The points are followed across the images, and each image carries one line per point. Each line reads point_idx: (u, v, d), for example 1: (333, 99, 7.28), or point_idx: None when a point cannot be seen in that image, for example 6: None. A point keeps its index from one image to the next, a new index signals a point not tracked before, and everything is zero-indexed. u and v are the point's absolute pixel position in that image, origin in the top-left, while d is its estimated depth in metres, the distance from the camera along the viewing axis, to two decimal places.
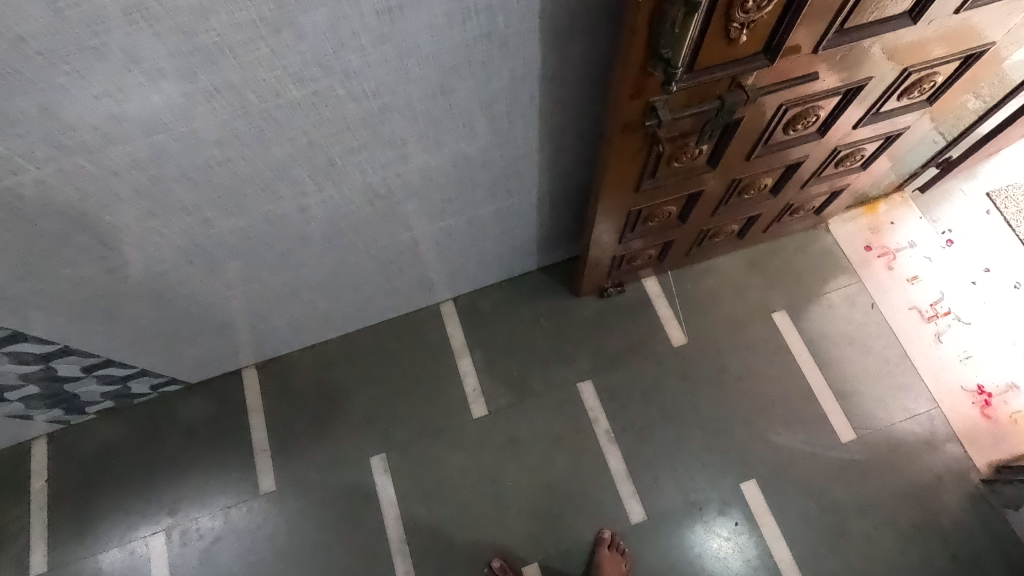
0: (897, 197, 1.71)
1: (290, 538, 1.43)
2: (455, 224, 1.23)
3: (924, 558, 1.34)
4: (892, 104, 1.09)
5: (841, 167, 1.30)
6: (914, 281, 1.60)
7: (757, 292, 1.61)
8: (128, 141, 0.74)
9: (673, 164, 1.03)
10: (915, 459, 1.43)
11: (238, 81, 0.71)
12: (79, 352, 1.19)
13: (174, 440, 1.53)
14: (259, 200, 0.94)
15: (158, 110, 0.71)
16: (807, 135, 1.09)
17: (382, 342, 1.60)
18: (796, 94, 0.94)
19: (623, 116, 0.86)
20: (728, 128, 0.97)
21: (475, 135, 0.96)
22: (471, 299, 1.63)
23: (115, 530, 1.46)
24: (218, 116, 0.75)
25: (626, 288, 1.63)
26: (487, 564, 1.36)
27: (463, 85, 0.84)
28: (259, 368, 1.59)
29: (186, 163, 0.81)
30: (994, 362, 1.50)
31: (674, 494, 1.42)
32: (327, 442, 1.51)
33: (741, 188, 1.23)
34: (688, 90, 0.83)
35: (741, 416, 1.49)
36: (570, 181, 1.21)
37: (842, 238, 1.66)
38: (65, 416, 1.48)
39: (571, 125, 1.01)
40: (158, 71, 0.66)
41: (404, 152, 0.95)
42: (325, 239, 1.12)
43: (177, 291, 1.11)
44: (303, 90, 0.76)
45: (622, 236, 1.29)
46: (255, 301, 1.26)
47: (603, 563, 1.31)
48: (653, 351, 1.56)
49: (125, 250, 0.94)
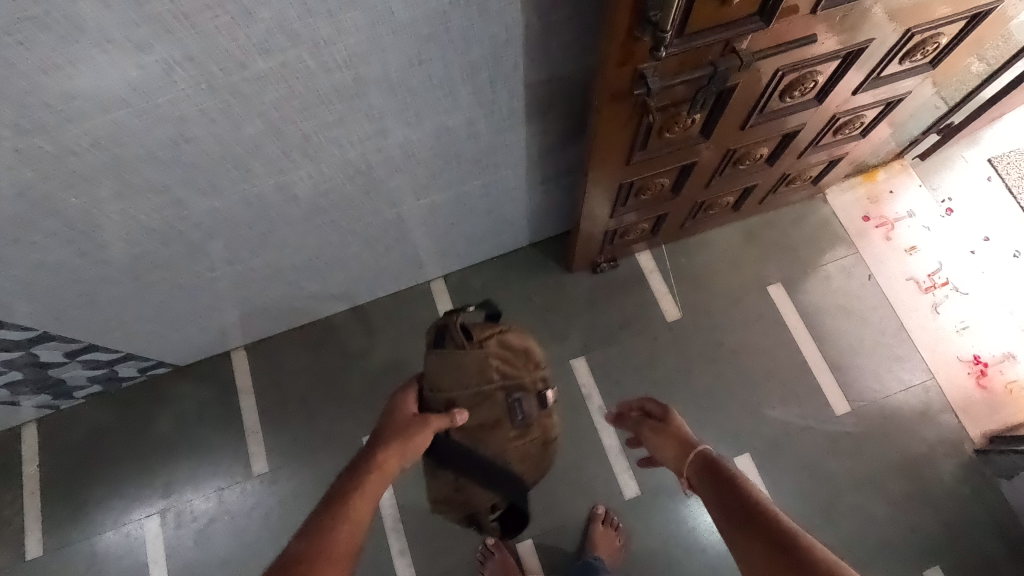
0: (897, 165, 1.67)
1: (284, 518, 1.43)
2: (441, 201, 1.20)
3: (916, 528, 1.35)
4: (894, 67, 1.05)
5: (840, 134, 1.26)
6: (912, 251, 1.57)
7: (753, 265, 1.59)
8: (86, 118, 0.70)
9: (664, 135, 0.99)
10: (909, 430, 1.42)
11: (199, 53, 0.67)
12: (60, 338, 1.16)
13: (165, 423, 1.52)
14: (233, 179, 0.90)
15: (115, 84, 0.67)
16: (805, 102, 1.05)
17: (372, 321, 1.58)
18: (793, 59, 0.89)
19: (611, 85, 0.82)
20: (722, 95, 0.93)
21: (457, 107, 0.92)
22: (462, 276, 1.60)
23: (109, 513, 1.45)
24: (181, 90, 0.71)
25: (619, 262, 1.60)
26: (482, 542, 1.37)
27: (442, 53, 0.79)
28: (248, 350, 1.57)
29: (152, 141, 0.77)
30: (992, 331, 1.49)
31: (668, 468, 1.42)
32: (320, 423, 1.50)
33: (736, 158, 1.19)
34: (679, 56, 0.79)
35: (735, 390, 1.48)
36: (559, 154, 1.17)
37: (839, 208, 1.63)
38: (53, 401, 1.46)
39: (558, 94, 0.96)
40: (110, 42, 0.62)
41: (383, 126, 0.91)
42: (307, 218, 1.09)
43: (156, 274, 1.08)
44: (270, 62, 0.72)
45: (614, 210, 1.26)
46: (239, 283, 1.23)
47: (597, 538, 1.33)
48: (647, 326, 1.54)
49: (97, 233, 0.90)
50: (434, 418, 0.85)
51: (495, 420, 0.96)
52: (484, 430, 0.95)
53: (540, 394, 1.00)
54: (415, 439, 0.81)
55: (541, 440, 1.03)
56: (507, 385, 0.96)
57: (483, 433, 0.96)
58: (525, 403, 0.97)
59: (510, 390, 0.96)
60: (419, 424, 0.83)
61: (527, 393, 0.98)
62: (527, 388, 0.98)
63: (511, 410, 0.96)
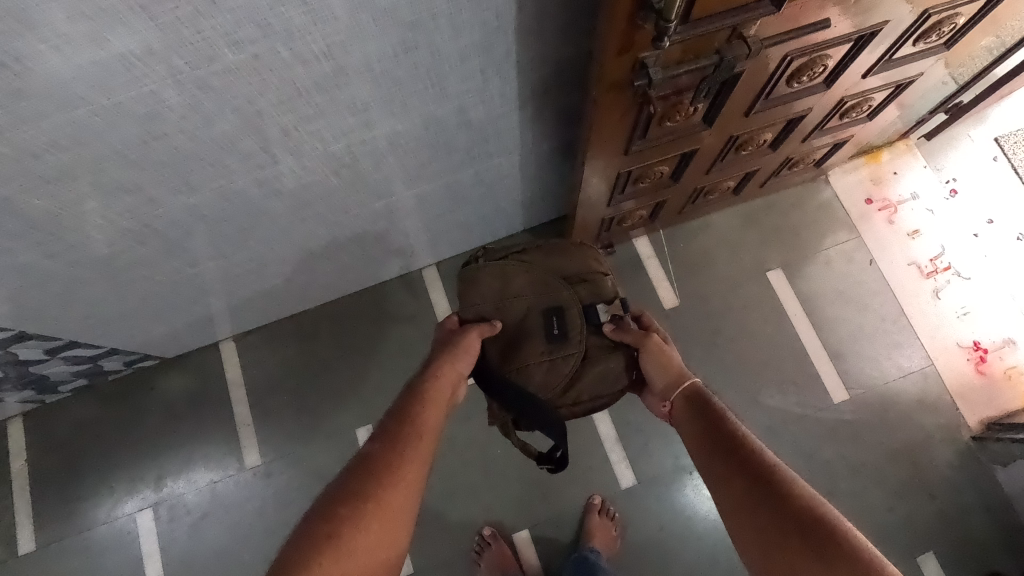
0: (901, 145, 1.62)
1: (278, 511, 1.42)
2: (432, 190, 1.15)
3: (910, 514, 1.35)
4: (907, 49, 0.99)
5: (846, 118, 1.21)
6: (914, 235, 1.54)
7: (752, 250, 1.55)
8: (42, 117, 0.65)
9: (665, 123, 0.94)
10: (907, 417, 1.41)
11: (161, 47, 0.61)
12: (39, 337, 1.11)
13: (155, 416, 1.49)
14: (209, 175, 0.85)
15: (71, 81, 0.62)
16: (812, 87, 1.00)
17: (363, 311, 1.54)
18: (803, 43, 0.84)
19: (610, 75, 0.77)
20: (726, 83, 0.88)
21: (446, 96, 0.86)
22: (455, 263, 1.56)
23: (101, 507, 1.44)
24: (145, 85, 0.65)
25: (616, 248, 1.56)
26: (478, 533, 1.37)
27: (428, 42, 0.74)
28: (237, 341, 1.53)
29: (117, 138, 0.72)
30: (992, 317, 1.47)
31: (665, 458, 1.41)
32: (311, 415, 1.48)
33: (738, 144, 1.14)
34: (683, 43, 0.73)
35: (733, 379, 1.46)
36: (555, 142, 1.12)
37: (842, 190, 1.59)
38: (38, 397, 1.43)
39: (553, 80, 0.91)
40: (61, 37, 0.56)
41: (367, 117, 0.85)
42: (291, 212, 1.04)
43: (135, 272, 1.03)
44: (240, 54, 0.66)
45: (611, 198, 1.21)
46: (223, 278, 1.18)
47: (593, 529, 1.32)
48: (644, 314, 1.51)
49: (67, 234, 0.86)
50: (474, 326, 0.87)
51: (525, 331, 0.89)
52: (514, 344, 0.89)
53: (587, 310, 0.90)
54: (460, 343, 0.85)
55: (580, 363, 0.88)
56: (542, 301, 0.90)
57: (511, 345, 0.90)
58: (563, 319, 0.89)
59: (547, 307, 0.90)
60: (460, 334, 0.87)
61: (564, 310, 0.89)
62: (565, 304, 0.90)
63: (546, 325, 0.89)
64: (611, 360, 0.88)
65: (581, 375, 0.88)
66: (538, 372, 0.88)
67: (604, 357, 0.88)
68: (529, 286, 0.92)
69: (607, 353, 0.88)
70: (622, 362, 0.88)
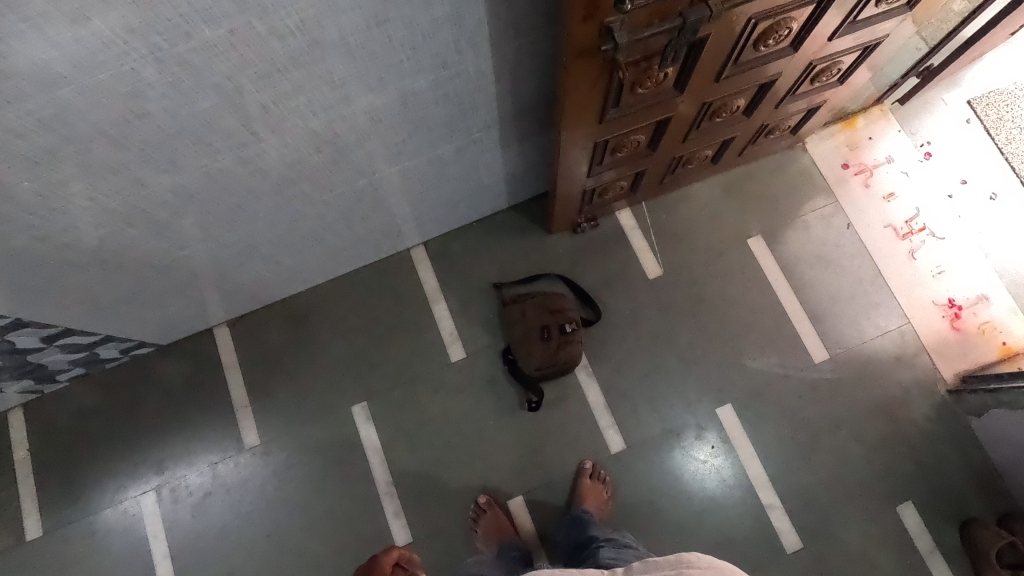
0: (876, 110, 1.65)
1: (279, 488, 1.46)
2: (414, 167, 1.17)
3: (889, 466, 1.40)
4: (870, 10, 1.02)
5: (817, 82, 1.24)
6: (890, 197, 1.58)
7: (733, 218, 1.58)
8: (26, 96, 0.67)
9: (637, 90, 0.97)
10: (884, 374, 1.46)
11: (139, 24, 0.64)
12: (35, 324, 1.13)
13: (153, 401, 1.52)
14: (194, 154, 0.87)
15: (54, 60, 0.64)
16: (779, 50, 1.03)
17: (354, 291, 1.57)
18: (766, 6, 0.87)
19: (578, 41, 0.80)
20: (693, 47, 0.91)
21: (421, 69, 0.89)
22: (441, 242, 1.59)
23: (105, 492, 1.47)
24: (125, 63, 0.68)
25: (599, 222, 1.59)
26: (475, 501, 1.41)
27: (400, 14, 0.76)
28: (231, 326, 1.56)
29: (101, 118, 0.74)
30: (967, 275, 1.51)
31: (652, 421, 1.45)
32: (307, 394, 1.51)
33: (712, 111, 1.17)
34: (646, 7, 0.76)
35: (717, 343, 1.50)
36: (532, 115, 1.14)
37: (818, 157, 1.62)
38: (36, 387, 1.45)
39: (527, 51, 0.93)
40: (41, 16, 0.58)
41: (346, 93, 0.88)
42: (276, 191, 1.06)
43: (127, 255, 1.06)
44: (217, 30, 0.68)
45: (590, 169, 1.24)
46: (214, 260, 1.21)
47: (586, 492, 1.37)
48: (630, 284, 1.54)
49: (57, 217, 0.88)
50: None
51: (527, 336, 1.43)
52: (521, 343, 1.43)
53: (562, 325, 1.41)
54: None
55: (557, 353, 1.40)
56: (537, 318, 1.43)
57: (518, 345, 1.44)
58: (550, 329, 1.41)
59: (540, 321, 1.42)
60: None
61: (549, 325, 1.41)
62: (550, 322, 1.41)
63: (540, 332, 1.41)
64: (574, 349, 1.41)
65: (558, 360, 1.41)
66: (535, 357, 1.41)
67: (571, 348, 1.41)
68: (525, 307, 1.45)
69: (572, 346, 1.41)
70: (578, 350, 1.42)
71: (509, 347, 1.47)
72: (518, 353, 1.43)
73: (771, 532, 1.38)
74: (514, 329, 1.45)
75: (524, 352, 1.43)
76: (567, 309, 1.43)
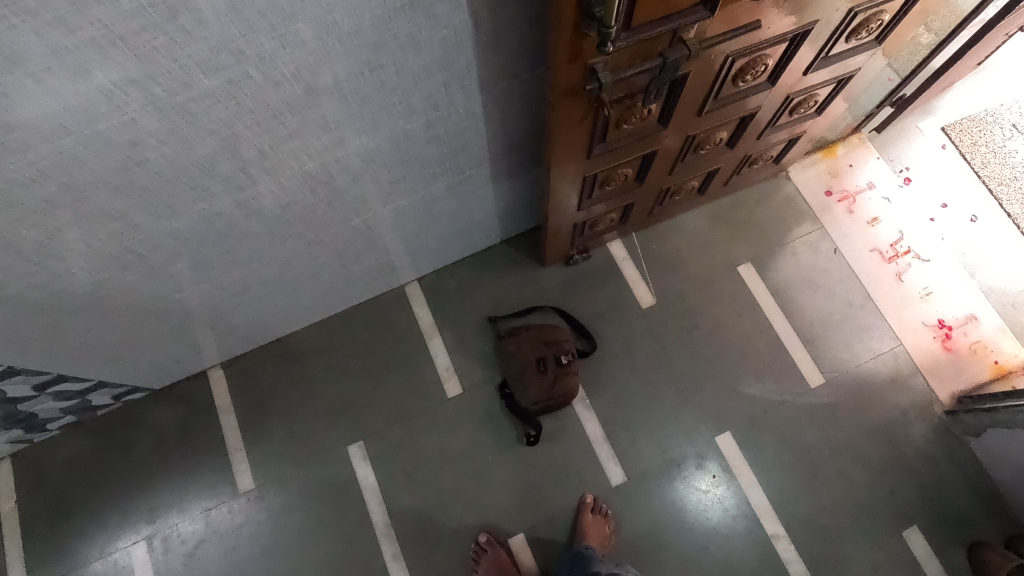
0: (854, 139, 1.70)
1: (274, 533, 1.42)
2: (408, 206, 1.19)
3: (892, 491, 1.39)
4: (841, 45, 1.07)
5: (796, 114, 1.28)
6: (874, 222, 1.61)
7: (722, 247, 1.61)
8: (28, 148, 0.68)
9: (622, 126, 1.01)
10: (881, 397, 1.47)
11: (141, 76, 0.66)
12: (28, 371, 1.12)
13: (146, 446, 1.50)
14: (190, 200, 0.89)
15: (56, 113, 0.66)
16: (758, 85, 1.07)
17: (349, 328, 1.57)
18: (742, 44, 0.91)
19: (564, 81, 0.83)
20: (675, 83, 0.95)
21: (413, 111, 0.91)
22: (436, 277, 1.60)
23: (94, 544, 1.43)
24: (125, 113, 0.70)
25: (591, 254, 1.61)
26: (475, 540, 1.38)
27: (392, 60, 0.79)
28: (226, 368, 1.55)
29: (101, 166, 0.76)
30: (955, 295, 1.53)
31: (652, 452, 1.44)
32: (302, 436, 1.49)
33: (696, 143, 1.21)
34: (628, 49, 0.80)
35: (713, 370, 1.50)
36: (523, 153, 1.17)
37: (802, 185, 1.66)
38: (26, 436, 1.42)
39: (516, 92, 0.97)
40: (46, 71, 0.61)
41: (340, 136, 0.90)
42: (272, 232, 1.07)
43: (122, 300, 1.06)
44: (216, 80, 0.71)
45: (580, 203, 1.26)
46: (209, 302, 1.21)
47: (587, 527, 1.35)
48: (624, 314, 1.55)
49: (53, 265, 0.89)
50: None
51: (523, 368, 1.43)
52: (517, 376, 1.43)
53: (557, 357, 1.41)
54: None
55: (553, 384, 1.40)
56: (532, 349, 1.43)
57: (515, 377, 1.43)
58: (546, 360, 1.41)
59: (536, 352, 1.42)
60: None
61: (546, 357, 1.41)
62: (546, 355, 1.42)
63: (536, 364, 1.41)
64: (569, 380, 1.41)
65: (554, 391, 1.40)
66: (532, 390, 1.41)
67: (565, 377, 1.40)
68: (520, 340, 1.46)
69: (566, 376, 1.41)
70: (574, 381, 1.41)
71: (506, 381, 1.47)
72: (515, 387, 1.43)
73: (775, 563, 1.36)
74: (511, 363, 1.45)
75: (520, 386, 1.42)
76: (562, 341, 1.43)
